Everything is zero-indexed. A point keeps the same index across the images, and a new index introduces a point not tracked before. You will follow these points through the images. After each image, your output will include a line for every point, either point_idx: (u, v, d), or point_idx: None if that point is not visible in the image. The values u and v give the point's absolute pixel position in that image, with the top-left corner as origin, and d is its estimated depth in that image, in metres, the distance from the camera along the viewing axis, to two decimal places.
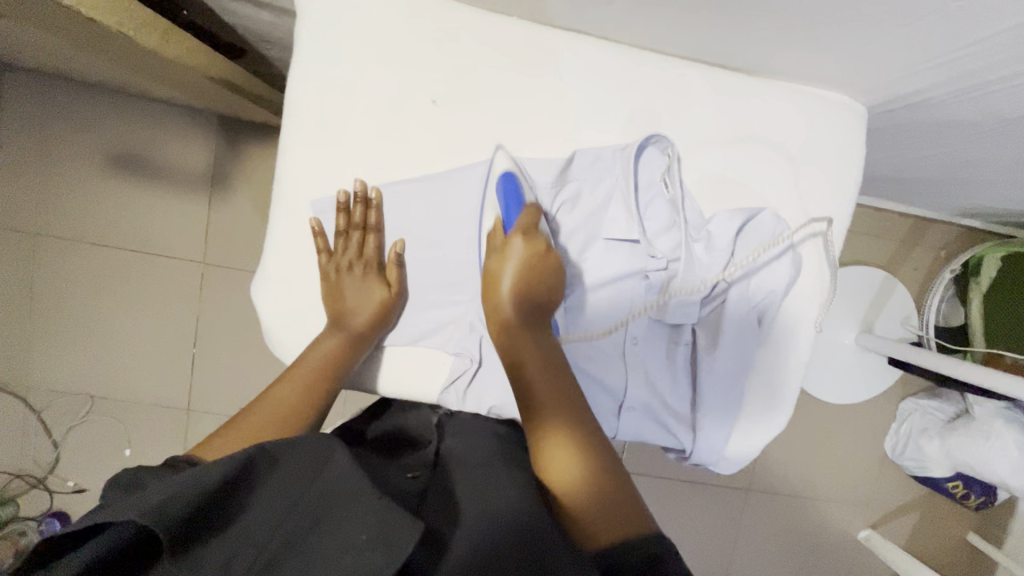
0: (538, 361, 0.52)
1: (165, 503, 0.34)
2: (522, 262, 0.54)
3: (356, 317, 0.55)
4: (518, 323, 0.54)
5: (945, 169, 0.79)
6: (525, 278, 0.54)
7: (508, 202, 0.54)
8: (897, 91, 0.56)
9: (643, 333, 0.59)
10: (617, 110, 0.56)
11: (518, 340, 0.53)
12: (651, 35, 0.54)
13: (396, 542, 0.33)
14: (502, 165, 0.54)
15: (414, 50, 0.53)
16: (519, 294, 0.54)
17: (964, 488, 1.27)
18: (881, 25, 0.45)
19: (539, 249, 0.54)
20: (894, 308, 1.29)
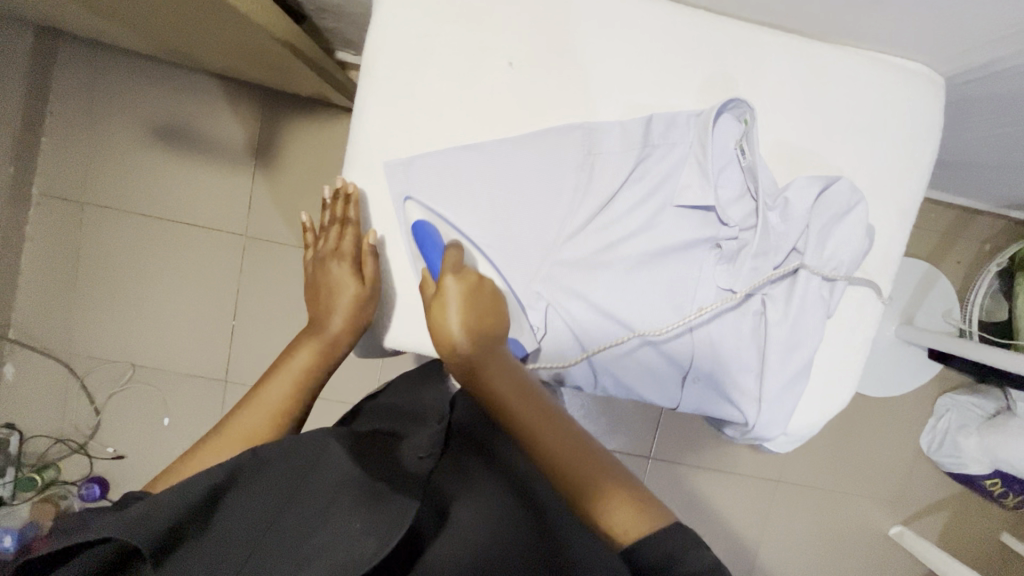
0: (507, 395, 0.48)
1: (142, 518, 0.35)
2: (462, 301, 0.50)
3: (331, 319, 0.56)
4: (476, 360, 0.49)
5: (1007, 152, 0.78)
6: (469, 314, 0.50)
7: (429, 246, 0.53)
8: (978, 61, 0.55)
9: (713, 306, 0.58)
10: (691, 77, 0.55)
11: (486, 378, 0.49)
12: (729, 1, 0.53)
13: (383, 526, 0.36)
14: (416, 214, 0.55)
15: (485, 9, 0.53)
16: (473, 334, 0.50)
17: (1002, 486, 1.24)
18: None
19: (473, 282, 0.51)
20: (934, 300, 1.27)
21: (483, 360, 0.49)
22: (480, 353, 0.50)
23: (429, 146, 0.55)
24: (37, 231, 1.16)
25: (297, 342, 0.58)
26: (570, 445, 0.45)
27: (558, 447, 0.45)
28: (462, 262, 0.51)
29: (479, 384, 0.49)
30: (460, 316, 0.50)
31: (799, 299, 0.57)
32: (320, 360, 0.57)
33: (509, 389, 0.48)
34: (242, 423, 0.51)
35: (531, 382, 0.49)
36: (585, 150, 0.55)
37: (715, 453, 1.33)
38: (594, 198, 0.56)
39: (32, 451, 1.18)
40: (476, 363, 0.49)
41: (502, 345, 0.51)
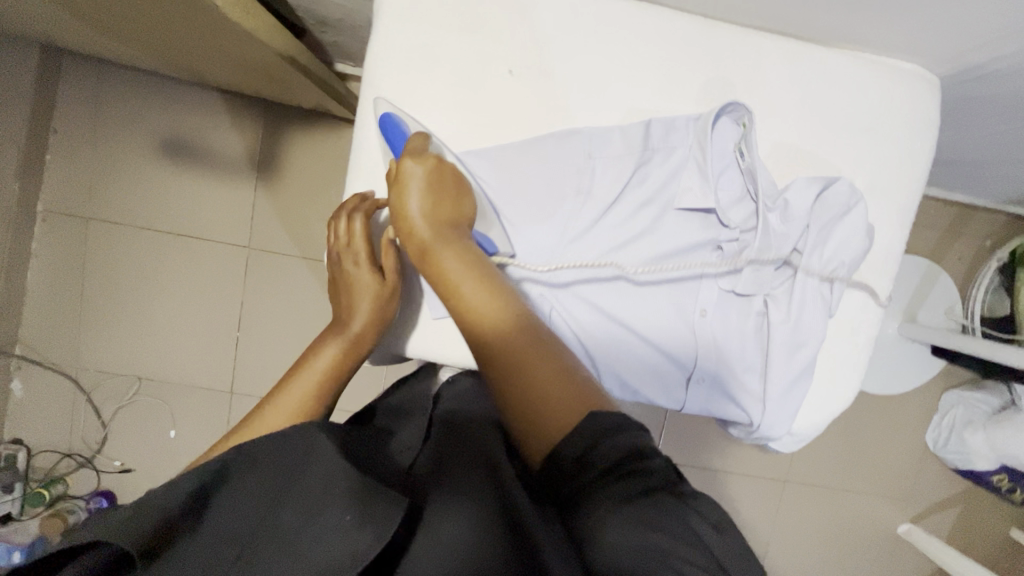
0: (460, 276, 0.48)
1: (131, 520, 0.35)
2: (423, 186, 0.49)
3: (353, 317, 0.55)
4: (431, 245, 0.49)
5: (1005, 148, 0.78)
6: (429, 200, 0.49)
7: (394, 135, 0.52)
8: (977, 60, 0.55)
9: (716, 313, 0.59)
10: (690, 81, 0.55)
11: (441, 265, 0.49)
12: (723, 7, 0.54)
13: (376, 528, 0.36)
14: (382, 109, 0.53)
15: (486, 18, 0.54)
16: (431, 220, 0.49)
17: (1009, 481, 1.23)
18: None
19: (433, 166, 0.50)
20: (936, 297, 1.27)
21: (440, 246, 0.49)
22: (438, 239, 0.49)
23: None
24: (43, 248, 1.17)
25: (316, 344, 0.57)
26: (517, 338, 0.44)
27: (508, 333, 0.45)
28: (426, 148, 0.51)
29: (433, 270, 0.49)
30: (420, 202, 0.49)
31: (801, 298, 0.58)
32: (343, 358, 0.55)
33: (462, 273, 0.48)
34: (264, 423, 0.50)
35: (488, 270, 0.49)
36: (585, 155, 0.55)
37: (721, 454, 1.33)
38: (595, 204, 0.57)
39: (40, 466, 1.19)
40: (436, 257, 0.49)
41: (466, 234, 0.51)
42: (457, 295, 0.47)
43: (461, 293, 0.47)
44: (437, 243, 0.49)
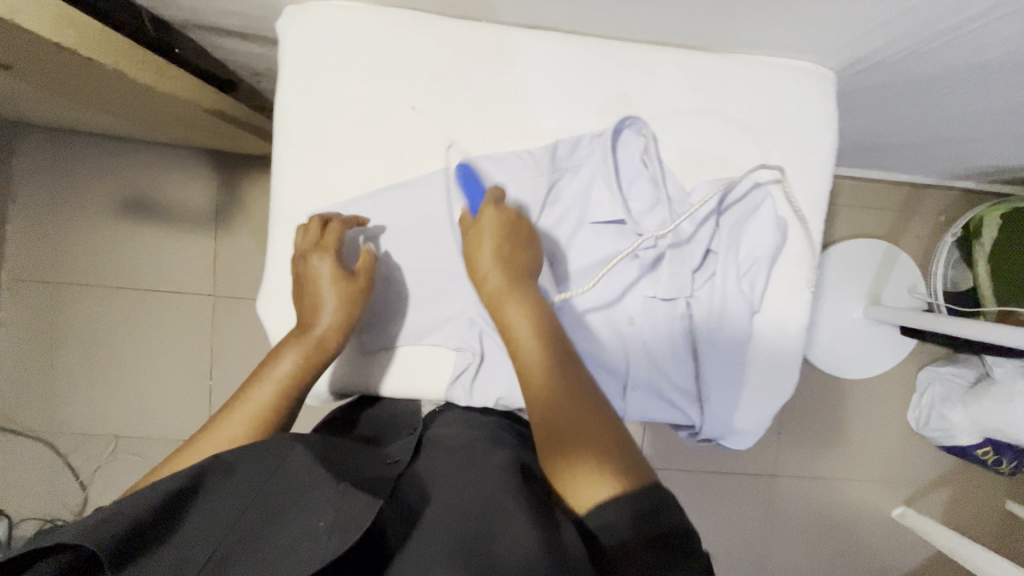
0: (522, 332, 0.51)
1: (103, 523, 0.36)
2: (496, 234, 0.54)
3: (317, 317, 0.54)
4: (497, 289, 0.53)
5: (925, 128, 0.80)
6: (503, 245, 0.53)
7: (471, 185, 0.55)
8: (866, 50, 0.56)
9: (648, 325, 0.60)
10: (589, 98, 0.57)
11: (509, 310, 0.52)
12: (613, 27, 0.56)
13: (348, 526, 0.37)
14: (460, 158, 0.57)
15: (388, 61, 0.56)
16: (502, 265, 0.53)
17: (994, 453, 1.23)
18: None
19: (511, 218, 0.54)
20: (899, 277, 1.28)
21: (511, 298, 0.52)
22: (509, 286, 0.53)
23: (345, 194, 0.57)
24: (12, 315, 1.19)
25: (276, 348, 0.54)
26: (567, 395, 0.47)
27: (557, 390, 0.47)
28: (503, 198, 0.55)
29: (498, 314, 0.52)
30: (492, 245, 0.53)
31: (721, 298, 0.59)
32: (306, 367, 0.54)
33: (525, 326, 0.51)
34: (215, 439, 0.49)
35: (547, 322, 0.52)
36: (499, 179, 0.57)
37: (707, 454, 1.32)
38: None
39: (22, 534, 1.18)
40: (498, 288, 0.53)
41: (535, 289, 0.54)
42: (515, 343, 0.51)
43: (519, 343, 0.51)
44: (501, 282, 0.53)
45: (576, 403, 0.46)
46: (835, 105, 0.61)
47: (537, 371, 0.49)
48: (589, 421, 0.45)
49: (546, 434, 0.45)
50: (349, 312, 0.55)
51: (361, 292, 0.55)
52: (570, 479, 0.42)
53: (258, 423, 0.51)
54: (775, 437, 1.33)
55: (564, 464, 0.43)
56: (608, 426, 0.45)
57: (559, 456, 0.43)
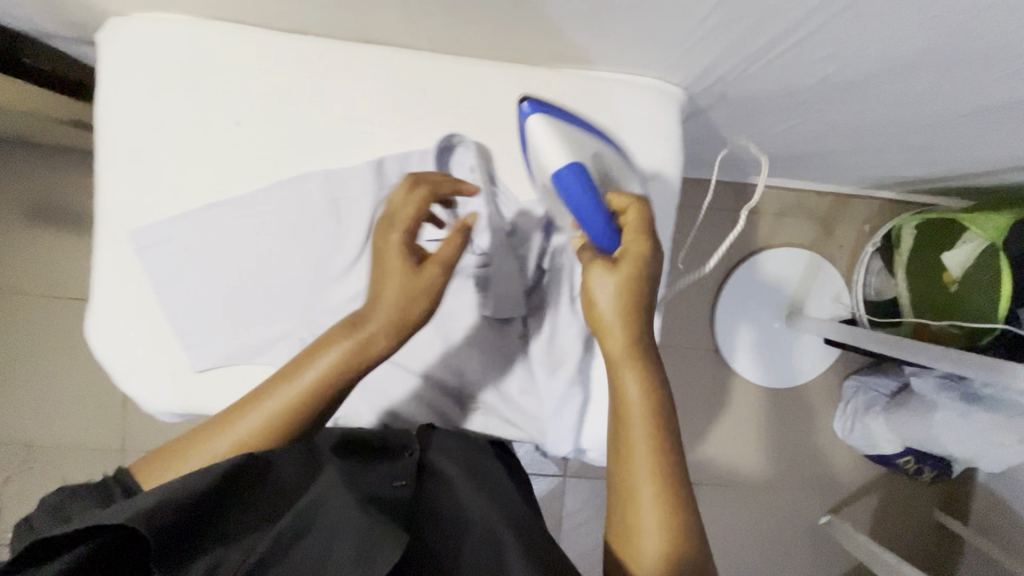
0: (638, 402, 0.47)
1: (156, 507, 0.33)
2: (617, 295, 0.48)
3: (375, 307, 0.48)
4: (618, 354, 0.48)
5: (807, 139, 0.79)
6: (623, 310, 0.48)
7: (574, 195, 0.51)
8: (701, 64, 0.55)
9: (479, 345, 0.59)
10: (419, 114, 0.56)
11: (626, 380, 0.48)
12: (440, 41, 0.55)
13: (373, 558, 0.33)
14: (563, 157, 0.51)
15: (212, 78, 0.55)
16: (626, 325, 0.48)
17: (916, 462, 1.24)
18: (618, 10, 0.46)
19: (636, 272, 0.48)
20: (823, 286, 1.28)
21: (633, 371, 0.48)
22: (627, 350, 0.48)
23: (166, 210, 0.55)
24: None
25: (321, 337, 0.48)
26: (655, 480, 0.46)
27: (645, 473, 0.46)
28: (635, 231, 0.50)
29: (613, 376, 0.49)
30: (614, 303, 0.48)
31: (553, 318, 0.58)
32: (348, 369, 0.48)
33: (638, 400, 0.48)
34: (231, 439, 0.46)
35: (660, 395, 0.48)
36: (328, 196, 0.56)
37: None
38: (348, 242, 0.57)
39: None
40: (618, 354, 0.48)
41: (655, 353, 0.50)
42: (623, 407, 0.48)
43: (628, 415, 0.48)
44: (628, 337, 0.48)
45: (663, 490, 0.46)
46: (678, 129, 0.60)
47: (642, 449, 0.47)
48: (679, 498, 0.46)
49: (626, 505, 0.47)
50: (413, 305, 0.49)
51: (431, 282, 0.49)
52: (649, 551, 0.45)
53: (268, 430, 0.46)
54: (700, 446, 1.33)
55: (648, 538, 0.45)
56: (684, 516, 0.46)
57: (628, 528, 0.46)
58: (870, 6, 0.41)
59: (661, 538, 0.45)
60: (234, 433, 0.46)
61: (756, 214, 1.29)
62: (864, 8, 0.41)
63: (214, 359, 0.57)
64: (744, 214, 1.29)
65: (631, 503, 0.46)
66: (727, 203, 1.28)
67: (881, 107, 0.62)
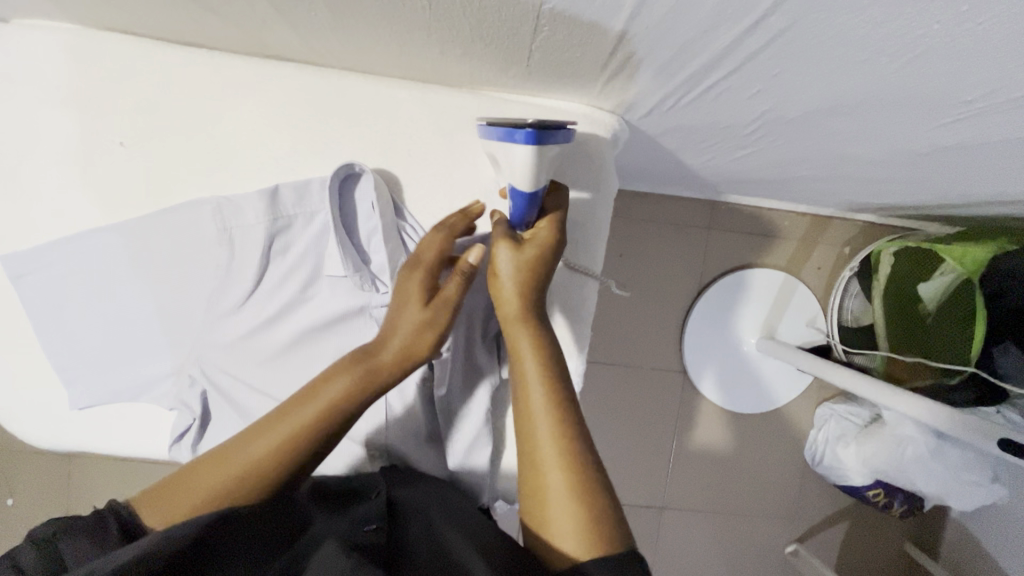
0: (532, 361, 0.46)
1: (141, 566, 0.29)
2: (515, 265, 0.48)
3: (389, 339, 0.46)
4: (512, 316, 0.48)
5: (769, 165, 0.74)
6: (522, 276, 0.48)
7: (516, 206, 0.48)
8: (630, 93, 0.51)
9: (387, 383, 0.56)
10: (323, 139, 0.52)
11: (522, 343, 0.47)
12: (344, 60, 0.51)
13: None
14: (522, 184, 0.45)
15: (95, 94, 0.50)
16: (521, 291, 0.48)
17: (886, 496, 1.20)
18: (520, 36, 0.42)
19: (536, 244, 0.48)
20: (797, 310, 1.23)
21: (523, 333, 0.47)
22: (524, 315, 0.48)
23: (47, 236, 0.52)
24: None
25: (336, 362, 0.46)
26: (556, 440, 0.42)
27: (546, 433, 0.43)
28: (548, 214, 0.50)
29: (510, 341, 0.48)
30: (512, 271, 0.48)
31: (464, 362, 0.56)
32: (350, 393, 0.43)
33: (532, 359, 0.46)
34: (192, 475, 0.41)
35: (557, 358, 0.47)
36: (219, 226, 0.51)
37: None
38: (241, 275, 0.52)
39: None
40: (510, 314, 0.48)
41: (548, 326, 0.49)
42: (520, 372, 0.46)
43: (523, 376, 0.46)
44: (520, 301, 0.48)
45: (564, 451, 0.42)
46: (614, 166, 0.57)
47: (537, 411, 0.44)
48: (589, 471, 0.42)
49: (529, 474, 0.43)
50: (427, 332, 0.46)
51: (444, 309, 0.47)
52: (560, 531, 0.39)
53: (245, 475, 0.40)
54: (664, 469, 1.29)
55: (554, 510, 0.40)
56: (594, 486, 0.41)
57: (540, 502, 0.41)
58: (794, 42, 0.36)
59: (569, 513, 0.40)
60: (199, 475, 0.40)
61: (731, 231, 1.24)
62: (787, 43, 0.36)
63: (98, 395, 0.53)
64: (718, 231, 1.23)
65: (534, 475, 0.42)
66: (701, 220, 1.23)
67: (835, 142, 0.57)
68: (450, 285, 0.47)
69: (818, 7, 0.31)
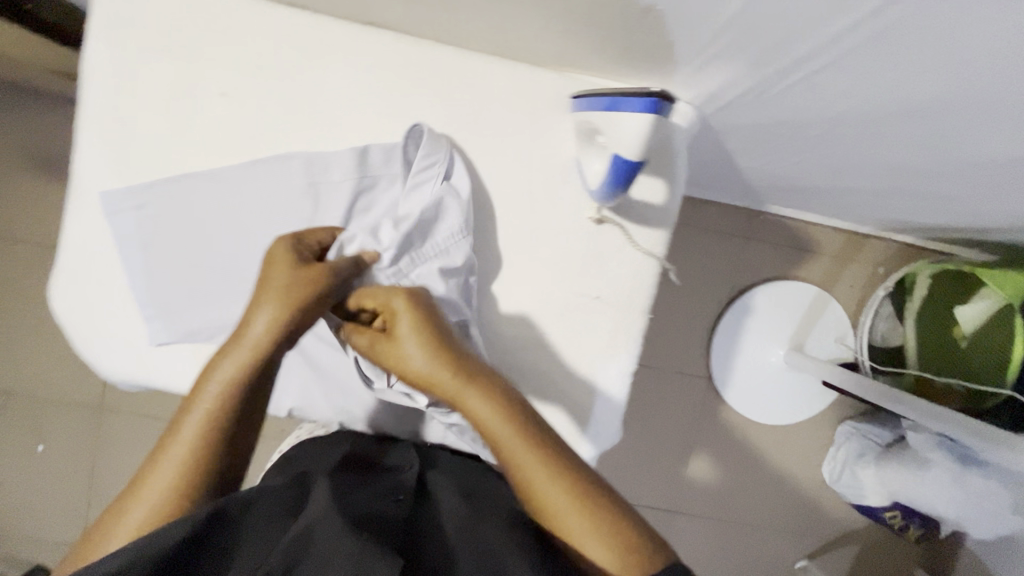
0: (491, 424, 0.45)
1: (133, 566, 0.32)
2: (422, 342, 0.47)
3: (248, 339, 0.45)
4: (447, 387, 0.46)
5: (828, 173, 0.75)
6: (433, 353, 0.47)
7: (613, 179, 0.48)
8: (711, 84, 0.52)
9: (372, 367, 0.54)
10: (411, 107, 0.55)
11: (473, 404, 0.46)
12: (439, 32, 0.53)
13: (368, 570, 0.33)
14: (630, 152, 0.45)
15: (200, 45, 0.53)
16: (438, 364, 0.46)
17: (901, 519, 1.20)
18: (619, 18, 0.43)
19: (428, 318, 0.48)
20: (827, 326, 1.24)
21: (473, 396, 0.46)
22: (456, 387, 0.46)
23: (142, 178, 0.54)
24: None
25: (208, 363, 0.46)
26: (560, 480, 0.43)
27: (540, 475, 0.43)
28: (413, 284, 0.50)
29: (460, 408, 0.46)
30: (418, 348, 0.47)
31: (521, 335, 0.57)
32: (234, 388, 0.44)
33: (489, 417, 0.45)
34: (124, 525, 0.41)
35: (513, 404, 0.46)
36: (308, 180, 0.53)
37: (616, 480, 1.28)
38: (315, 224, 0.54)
39: None
40: (449, 385, 0.46)
41: (492, 376, 0.47)
42: (486, 434, 0.45)
43: (493, 436, 0.45)
44: (448, 373, 0.46)
45: (570, 488, 0.43)
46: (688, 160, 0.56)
47: (526, 462, 0.44)
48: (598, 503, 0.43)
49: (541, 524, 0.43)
50: (286, 316, 0.45)
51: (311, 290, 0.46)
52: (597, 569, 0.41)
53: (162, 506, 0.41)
54: (681, 471, 1.29)
55: (567, 522, 0.42)
56: (609, 509, 0.43)
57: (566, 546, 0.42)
58: (881, 50, 0.37)
59: (599, 544, 0.41)
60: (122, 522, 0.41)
61: (767, 242, 1.25)
62: (876, 51, 0.38)
63: (174, 334, 0.55)
64: (755, 241, 1.25)
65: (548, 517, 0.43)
66: (738, 228, 1.24)
67: (901, 152, 0.58)
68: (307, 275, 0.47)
69: (913, 24, 0.33)
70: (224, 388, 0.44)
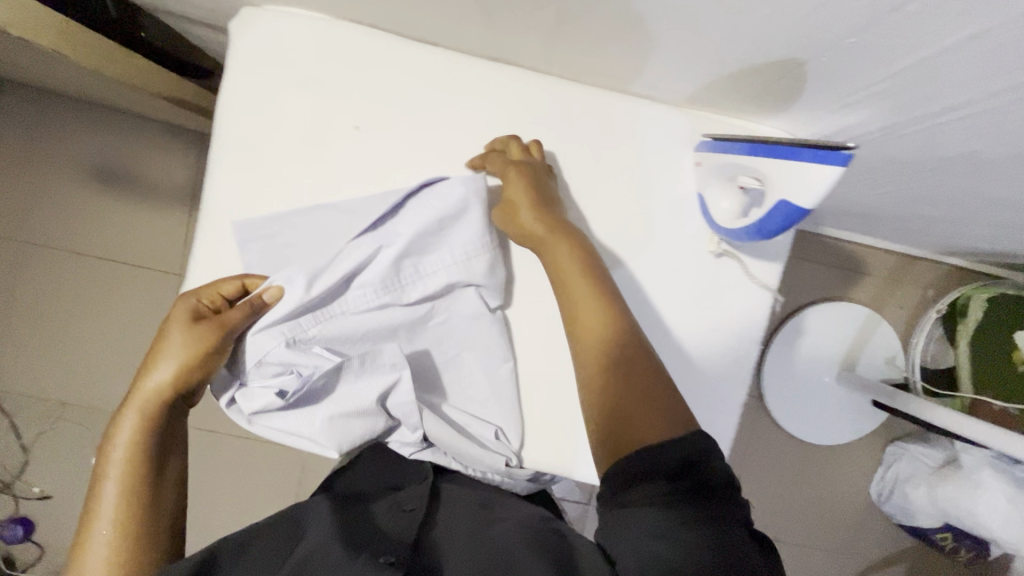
0: (574, 276, 0.50)
1: None
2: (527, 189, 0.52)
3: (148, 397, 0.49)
4: (543, 235, 0.51)
5: (909, 205, 0.77)
6: (538, 207, 0.52)
7: (776, 217, 0.47)
8: (836, 126, 0.53)
9: (276, 409, 0.52)
10: (537, 141, 0.56)
11: (560, 254, 0.50)
12: (570, 70, 0.54)
13: None
14: (803, 199, 0.43)
15: (337, 79, 0.54)
16: (542, 214, 0.51)
17: (953, 540, 1.20)
18: (775, 65, 0.44)
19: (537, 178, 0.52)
20: (877, 346, 1.24)
21: (562, 245, 0.51)
22: (552, 235, 0.51)
23: (274, 206, 0.55)
24: None
25: (116, 414, 0.50)
26: (615, 348, 0.46)
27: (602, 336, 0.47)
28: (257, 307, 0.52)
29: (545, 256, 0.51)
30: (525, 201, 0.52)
31: None
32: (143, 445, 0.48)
33: (570, 263, 0.50)
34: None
35: (594, 266, 0.51)
36: None
37: None
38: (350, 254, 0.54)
39: None
40: (543, 236, 0.51)
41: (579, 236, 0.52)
42: (561, 281, 0.50)
43: (566, 284, 0.50)
44: (542, 221, 0.51)
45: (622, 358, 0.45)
46: None
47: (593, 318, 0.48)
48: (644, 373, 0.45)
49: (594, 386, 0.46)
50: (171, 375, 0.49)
51: (212, 337, 0.50)
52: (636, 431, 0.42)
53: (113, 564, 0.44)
54: None
55: (615, 383, 0.45)
56: (652, 386, 0.44)
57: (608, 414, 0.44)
58: None
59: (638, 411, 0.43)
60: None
61: (818, 262, 1.26)
62: None
63: None
64: (806, 261, 1.26)
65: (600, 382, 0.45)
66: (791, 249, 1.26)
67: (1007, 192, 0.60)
68: (198, 337, 0.50)
69: None
70: (133, 433, 0.48)
